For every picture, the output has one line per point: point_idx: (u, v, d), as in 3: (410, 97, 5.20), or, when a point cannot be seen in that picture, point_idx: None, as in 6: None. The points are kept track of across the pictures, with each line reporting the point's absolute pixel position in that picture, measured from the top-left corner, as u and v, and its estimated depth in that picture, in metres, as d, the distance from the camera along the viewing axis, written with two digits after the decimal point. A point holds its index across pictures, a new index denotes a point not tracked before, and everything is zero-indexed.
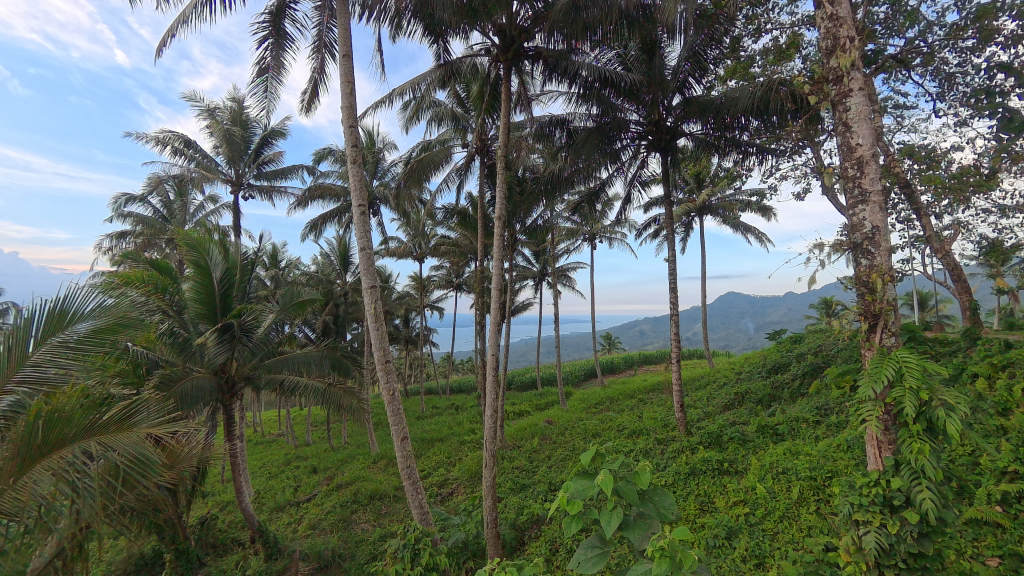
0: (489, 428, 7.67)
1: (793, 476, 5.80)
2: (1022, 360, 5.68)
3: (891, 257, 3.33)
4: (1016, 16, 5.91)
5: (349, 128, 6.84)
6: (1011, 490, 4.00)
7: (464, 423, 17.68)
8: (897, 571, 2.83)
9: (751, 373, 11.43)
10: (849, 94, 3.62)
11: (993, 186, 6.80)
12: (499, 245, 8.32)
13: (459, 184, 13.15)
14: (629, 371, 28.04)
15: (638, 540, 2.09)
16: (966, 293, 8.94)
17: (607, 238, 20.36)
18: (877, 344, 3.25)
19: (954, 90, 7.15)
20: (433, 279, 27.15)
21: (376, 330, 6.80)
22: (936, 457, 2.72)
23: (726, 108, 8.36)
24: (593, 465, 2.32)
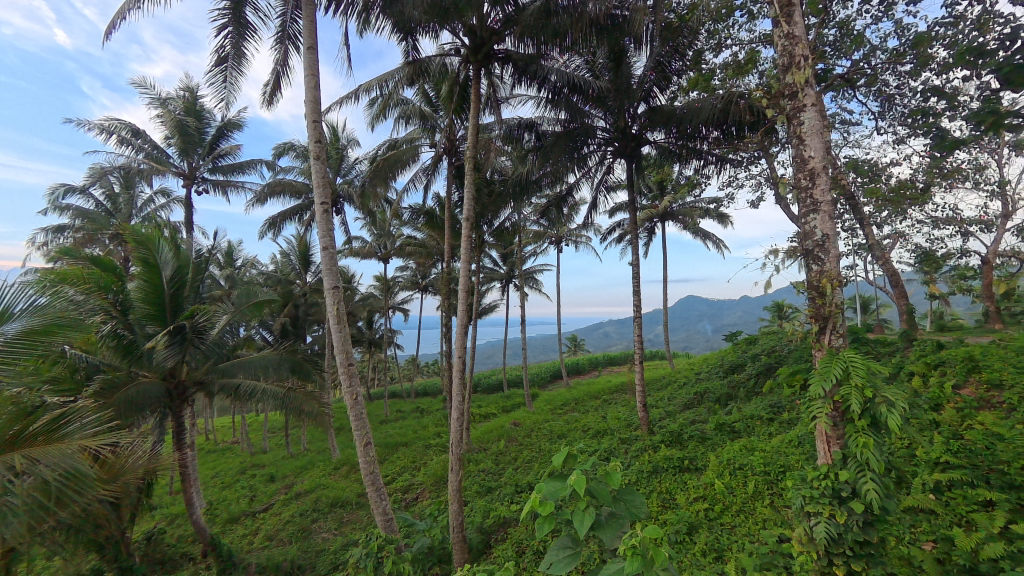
0: (455, 431, 7.57)
1: (749, 472, 6.08)
2: (952, 360, 6.20)
3: (839, 263, 3.54)
4: (948, 45, 6.47)
5: (312, 123, 6.60)
6: (943, 480, 4.34)
7: (430, 427, 17.40)
8: (845, 558, 3.00)
9: (710, 373, 11.92)
10: (803, 109, 3.82)
11: (927, 199, 7.38)
12: (466, 246, 8.22)
13: (427, 184, 12.93)
14: (594, 372, 28.65)
15: (609, 539, 2.10)
16: (903, 297, 9.66)
17: (573, 241, 20.67)
18: (826, 345, 3.46)
19: (894, 110, 7.73)
20: (398, 279, 26.70)
21: (338, 332, 6.58)
22: (881, 450, 2.90)
23: (688, 118, 8.68)
24: (564, 465, 2.33)
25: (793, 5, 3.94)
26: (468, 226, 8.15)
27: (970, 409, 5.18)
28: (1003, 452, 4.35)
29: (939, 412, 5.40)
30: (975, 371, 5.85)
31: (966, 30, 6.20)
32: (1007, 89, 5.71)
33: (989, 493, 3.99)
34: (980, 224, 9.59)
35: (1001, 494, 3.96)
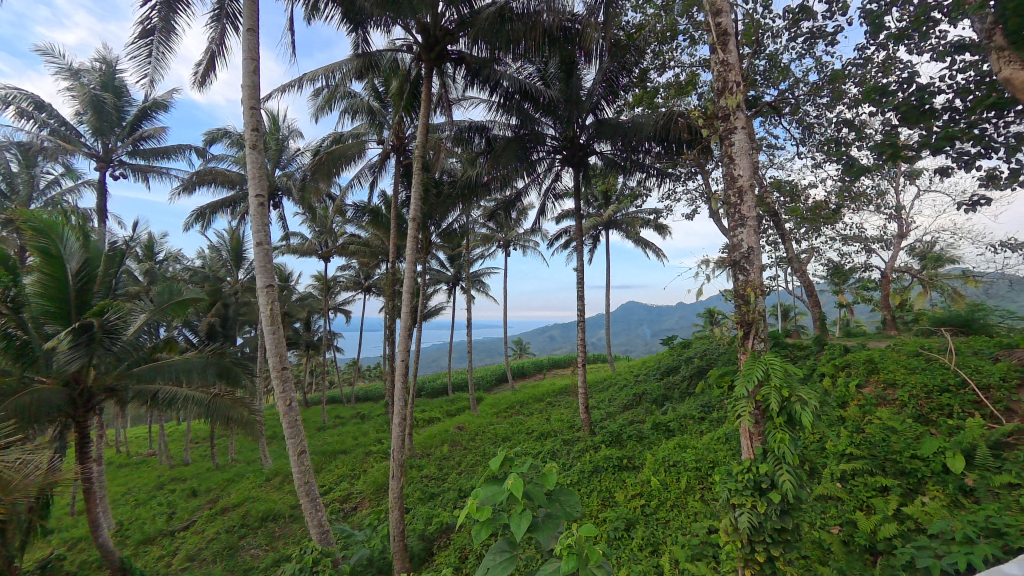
0: (398, 437, 7.34)
1: (682, 468, 6.40)
2: (855, 363, 6.94)
3: (761, 274, 3.85)
4: (858, 83, 7.29)
5: (249, 109, 6.15)
6: (848, 469, 4.83)
7: (371, 434, 16.75)
8: (765, 546, 3.22)
9: (648, 375, 12.52)
10: (734, 131, 4.13)
11: (836, 219, 8.25)
12: (412, 247, 8.03)
13: (374, 181, 12.51)
14: (539, 375, 29.09)
15: (545, 540, 2.12)
16: (816, 306, 10.67)
17: (521, 246, 20.89)
18: (750, 348, 3.74)
19: (813, 137, 8.56)
20: (339, 279, 25.57)
21: (272, 333, 6.17)
22: (795, 445, 3.19)
23: (633, 132, 9.08)
24: (502, 469, 2.33)
25: (728, 34, 4.26)
26: (414, 226, 7.95)
27: (870, 406, 5.83)
28: (895, 443, 4.95)
29: (845, 409, 6.02)
30: (874, 372, 6.59)
31: (872, 72, 7.03)
32: (904, 125, 6.53)
33: (884, 480, 4.52)
34: (880, 241, 10.86)
35: (893, 480, 4.51)
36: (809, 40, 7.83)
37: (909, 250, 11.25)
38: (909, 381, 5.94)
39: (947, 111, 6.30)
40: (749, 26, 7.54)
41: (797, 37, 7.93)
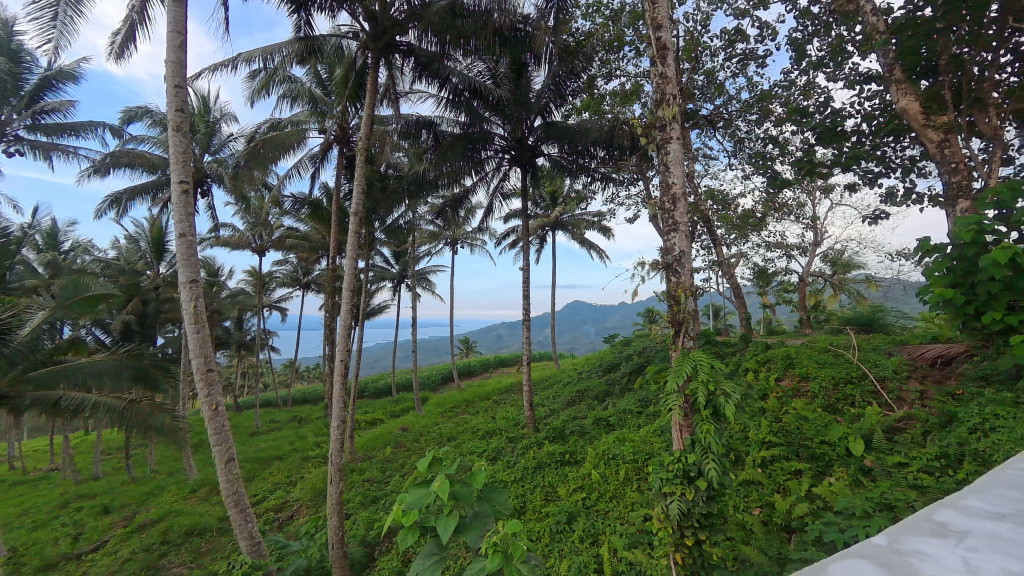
0: (337, 440, 7.04)
1: (620, 460, 6.65)
2: (774, 359, 7.58)
3: (691, 276, 4.11)
4: (782, 103, 7.98)
5: (173, 88, 5.61)
6: (767, 456, 5.26)
7: (309, 438, 15.93)
8: (693, 531, 3.43)
9: (590, 373, 12.93)
10: (669, 140, 4.38)
11: (761, 227, 8.97)
12: (354, 242, 7.69)
13: (315, 172, 11.89)
14: (485, 374, 29.14)
15: (473, 540, 2.09)
16: (743, 306, 11.54)
17: (469, 244, 20.76)
18: (681, 346, 3.97)
19: (743, 150, 9.25)
20: (276, 275, 24.10)
21: (194, 332, 5.66)
22: (719, 435, 3.42)
23: (579, 137, 9.31)
24: (430, 470, 2.29)
25: (667, 49, 4.49)
26: (356, 221, 7.63)
27: (786, 398, 6.40)
28: (808, 431, 5.45)
29: (766, 400, 6.55)
30: (790, 366, 7.23)
31: (794, 94, 7.72)
32: (820, 144, 7.24)
33: (798, 464, 4.98)
34: (798, 247, 11.93)
35: (805, 464, 4.98)
36: (742, 60, 8.44)
37: (822, 256, 12.46)
38: (819, 375, 6.58)
39: (856, 134, 7.07)
40: (689, 43, 8.01)
41: (732, 57, 8.53)
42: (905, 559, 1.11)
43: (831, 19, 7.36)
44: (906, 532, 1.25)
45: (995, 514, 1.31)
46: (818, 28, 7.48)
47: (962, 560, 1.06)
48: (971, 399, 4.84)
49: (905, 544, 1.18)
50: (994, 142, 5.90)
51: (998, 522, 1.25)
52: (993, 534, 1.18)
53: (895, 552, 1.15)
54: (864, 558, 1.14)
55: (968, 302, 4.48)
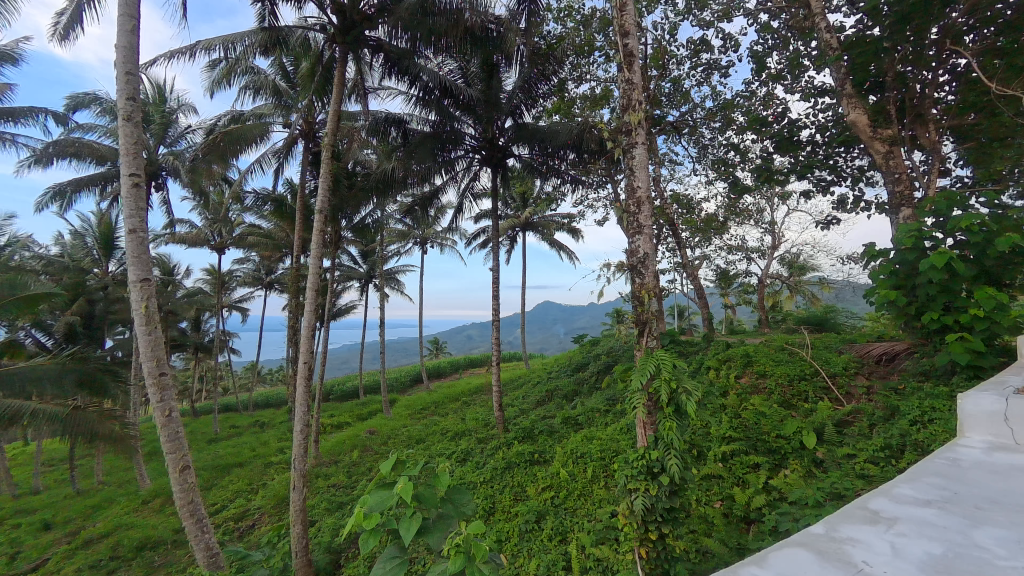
0: (301, 445, 6.82)
1: (588, 458, 6.74)
2: (733, 357, 7.88)
3: (654, 278, 4.22)
4: (743, 112, 8.32)
5: (124, 75, 5.27)
6: (727, 451, 5.47)
7: (272, 444, 15.34)
8: (657, 526, 3.52)
9: (559, 372, 13.07)
10: (635, 145, 4.49)
11: (723, 230, 9.32)
12: (319, 241, 7.47)
13: (278, 168, 11.48)
14: (455, 375, 28.94)
15: (436, 543, 2.06)
16: (706, 307, 11.95)
17: (439, 244, 20.56)
18: (645, 346, 4.07)
19: (706, 156, 9.58)
20: (236, 274, 23.11)
21: (146, 334, 5.35)
22: (681, 431, 3.52)
23: (549, 139, 9.39)
24: (393, 472, 2.24)
25: (633, 56, 4.59)
26: (321, 219, 7.42)
27: (745, 395, 6.67)
28: (765, 425, 5.70)
29: (726, 397, 6.81)
30: (749, 364, 7.54)
31: (755, 104, 8.06)
32: (777, 153, 7.60)
33: (756, 458, 5.20)
34: (757, 251, 12.46)
35: (762, 457, 5.21)
36: (706, 70, 8.75)
37: (780, 259, 13.05)
38: (775, 372, 6.89)
39: (811, 143, 7.45)
40: (657, 51, 8.23)
41: (697, 66, 8.81)
42: (840, 545, 1.16)
43: (788, 34, 7.73)
44: (842, 519, 1.32)
45: (922, 500, 1.40)
46: (777, 43, 7.85)
47: (890, 545, 1.14)
48: (911, 393, 5.19)
49: (840, 530, 1.24)
50: (932, 155, 6.36)
51: (924, 508, 1.34)
52: (919, 520, 1.27)
53: (831, 539, 1.20)
54: (804, 545, 1.18)
55: (909, 303, 4.80)
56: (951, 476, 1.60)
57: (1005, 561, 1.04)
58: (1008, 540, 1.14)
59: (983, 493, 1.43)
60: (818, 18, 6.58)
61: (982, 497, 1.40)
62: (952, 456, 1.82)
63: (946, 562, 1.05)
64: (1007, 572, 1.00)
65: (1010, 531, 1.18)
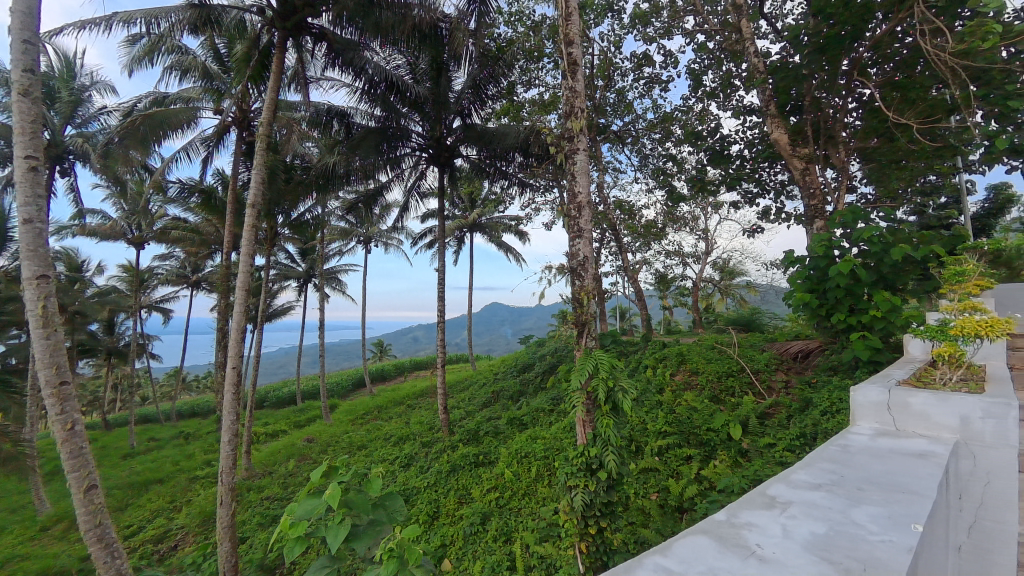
0: (228, 456, 6.34)
1: (532, 457, 6.80)
2: (668, 356, 8.31)
3: (593, 280, 4.36)
4: (681, 125, 8.83)
5: (20, 44, 4.64)
6: (663, 445, 5.75)
7: (197, 456, 14.14)
8: (595, 519, 3.64)
9: (506, 373, 13.15)
10: (577, 151, 4.62)
11: (661, 236, 9.83)
12: (252, 237, 7.00)
13: (207, 157, 10.64)
14: (400, 378, 28.24)
15: (365, 549, 1.97)
16: (645, 308, 12.53)
17: (384, 243, 19.99)
18: (584, 346, 4.19)
19: (647, 165, 10.07)
20: (156, 271, 21.09)
21: (43, 338, 4.73)
22: (618, 428, 3.65)
23: (497, 141, 9.42)
24: (322, 480, 2.10)
25: (577, 65, 4.71)
26: (254, 214, 6.96)
27: (679, 391, 7.05)
28: (697, 420, 6.05)
29: (663, 394, 7.16)
30: (683, 362, 7.98)
31: (692, 119, 8.58)
32: (710, 165, 8.14)
33: (689, 450, 5.52)
34: (692, 256, 13.25)
35: (694, 450, 5.54)
36: (648, 83, 9.19)
37: (712, 264, 13.96)
38: (706, 369, 7.35)
39: (739, 157, 8.05)
40: (603, 62, 8.53)
41: (640, 79, 9.24)
42: (738, 530, 1.24)
43: (721, 55, 8.30)
44: (743, 505, 1.42)
45: (814, 484, 1.55)
46: (711, 62, 8.42)
47: (781, 528, 1.24)
48: (821, 387, 5.75)
49: (740, 516, 1.33)
50: (841, 173, 7.09)
51: (815, 492, 1.48)
52: (809, 503, 1.40)
53: (730, 525, 1.28)
54: (707, 532, 1.25)
55: (819, 306, 5.32)
56: (840, 461, 1.79)
57: (874, 536, 1.17)
58: (879, 516, 1.28)
59: (863, 475, 1.61)
60: (749, 42, 7.11)
61: (863, 479, 1.58)
62: (844, 443, 2.04)
63: (826, 539, 1.16)
64: (876, 546, 1.12)
65: (881, 507, 1.34)
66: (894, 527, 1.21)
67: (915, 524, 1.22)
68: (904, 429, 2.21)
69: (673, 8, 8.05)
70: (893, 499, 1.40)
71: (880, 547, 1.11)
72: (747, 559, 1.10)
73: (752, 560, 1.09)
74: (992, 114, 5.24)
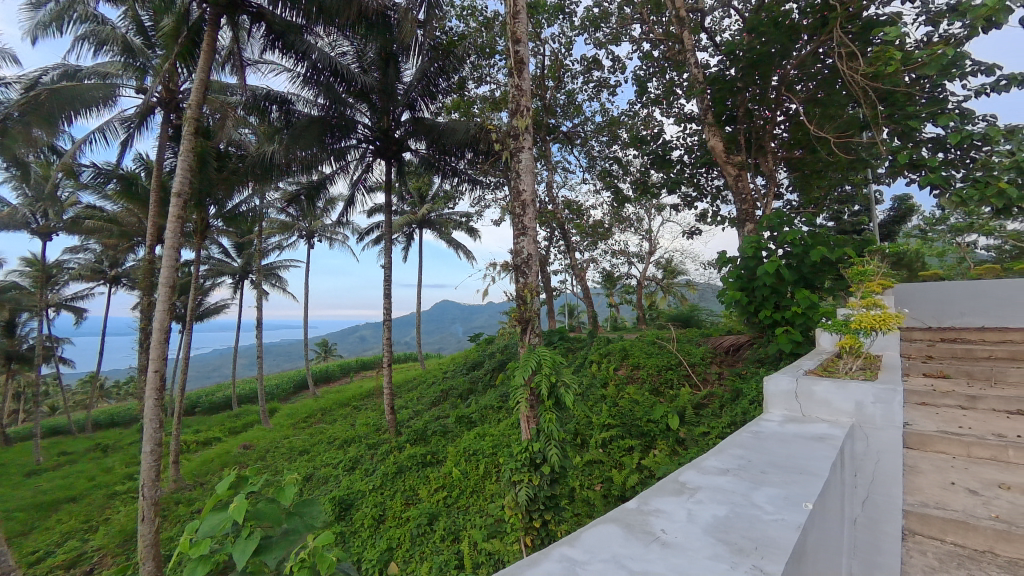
0: (148, 468, 5.82)
1: (479, 454, 6.79)
2: (612, 352, 8.61)
3: (537, 278, 4.43)
4: (627, 129, 9.16)
5: None
6: (607, 437, 5.96)
7: (115, 470, 12.88)
8: (539, 513, 3.71)
9: (455, 371, 13.07)
10: (521, 150, 4.67)
11: (607, 236, 10.17)
12: (177, 228, 6.43)
13: (127, 139, 9.71)
14: (346, 378, 27.26)
15: (275, 563, 1.74)
16: (592, 306, 12.91)
17: (328, 238, 19.19)
18: (527, 343, 4.22)
19: (595, 166, 10.37)
20: (66, 265, 18.95)
21: None
22: (560, 423, 3.73)
23: (446, 136, 9.29)
24: (230, 492, 1.87)
25: (524, 63, 4.74)
26: (180, 204, 6.41)
27: (622, 385, 7.33)
28: (639, 412, 6.31)
29: (607, 388, 7.41)
30: (626, 357, 8.30)
31: (637, 123, 8.93)
32: (654, 168, 8.52)
33: (631, 441, 5.76)
34: (636, 255, 13.80)
35: (636, 440, 5.78)
36: (597, 86, 9.46)
37: (656, 264, 14.63)
38: (647, 364, 7.67)
39: (680, 162, 8.47)
40: (553, 63, 8.67)
41: (589, 82, 9.48)
42: (645, 517, 1.30)
43: (665, 64, 8.70)
44: (655, 492, 1.49)
45: (722, 469, 1.67)
46: (656, 70, 8.81)
47: (687, 512, 1.32)
48: (750, 378, 6.21)
49: (650, 503, 1.40)
50: (769, 179, 7.65)
51: (723, 477, 1.59)
52: (715, 487, 1.50)
53: (640, 512, 1.34)
54: (616, 520, 1.29)
55: (747, 303, 5.74)
56: (750, 447, 1.93)
57: (769, 516, 1.27)
58: (777, 497, 1.40)
59: (767, 460, 1.75)
60: (690, 53, 7.48)
61: (766, 462, 1.72)
62: (756, 429, 2.21)
63: (725, 521, 1.24)
64: (769, 525, 1.21)
65: (779, 489, 1.46)
66: (788, 506, 1.32)
67: (806, 503, 1.33)
68: (809, 415, 2.39)
69: (620, 16, 8.33)
70: (790, 481, 1.53)
71: (772, 526, 1.20)
72: (649, 545, 1.15)
73: (654, 545, 1.14)
74: (895, 132, 5.87)
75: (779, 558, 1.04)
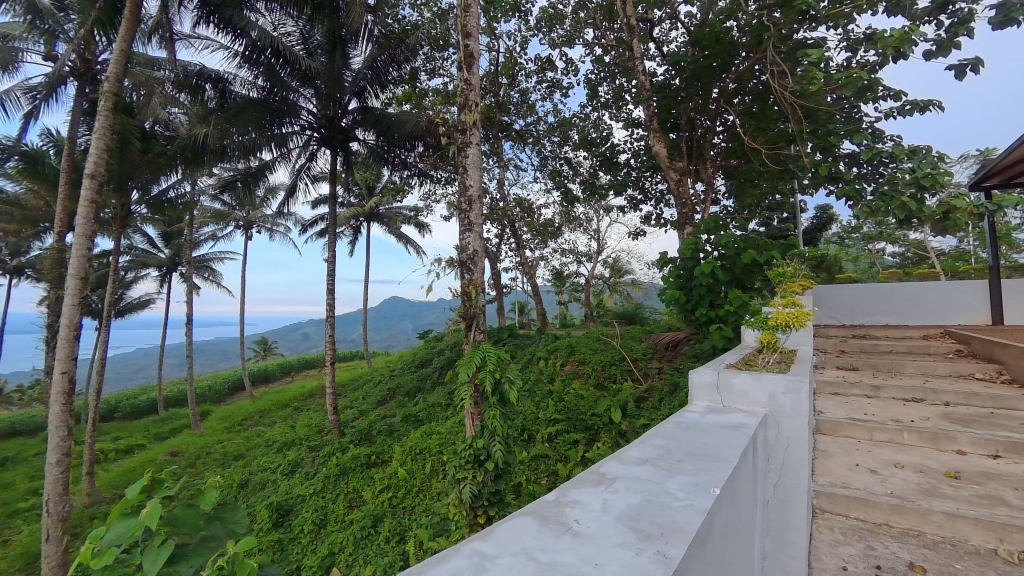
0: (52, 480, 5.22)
1: (426, 452, 6.70)
2: (559, 349, 8.79)
3: (482, 274, 4.44)
4: (577, 130, 9.37)
5: None
6: (552, 431, 6.08)
7: (14, 486, 11.45)
8: (483, 509, 3.74)
9: (403, 369, 12.81)
10: (469, 145, 4.65)
11: (557, 235, 10.36)
12: (91, 212, 5.80)
13: (30, 112, 8.63)
14: (288, 378, 25.91)
15: (191, 571, 1.62)
16: (542, 303, 13.10)
17: (268, 229, 18.10)
18: (472, 339, 4.20)
19: (545, 166, 10.52)
20: None
21: None
22: (504, 419, 3.76)
23: (396, 127, 9.05)
24: (140, 497, 1.72)
25: (473, 57, 4.71)
26: (94, 187, 5.80)
27: (569, 381, 7.51)
28: (583, 406, 6.49)
29: (554, 383, 7.56)
30: (572, 353, 8.51)
31: (587, 126, 9.17)
32: (602, 170, 8.77)
33: (576, 435, 5.92)
34: (585, 254, 14.16)
35: (580, 434, 5.95)
36: (549, 87, 9.60)
37: (604, 262, 15.09)
38: (593, 360, 7.91)
39: (626, 165, 8.80)
40: (507, 61, 8.69)
41: (542, 82, 9.60)
42: (561, 509, 1.34)
43: (615, 70, 8.99)
44: (576, 483, 1.54)
45: (642, 460, 1.75)
46: (605, 75, 9.08)
47: (602, 502, 1.38)
48: (686, 372, 6.58)
49: (568, 495, 1.44)
50: (707, 185, 8.12)
51: (641, 466, 1.67)
52: (633, 477, 1.58)
53: (557, 504, 1.38)
54: (532, 513, 1.32)
55: (684, 301, 6.07)
56: (672, 437, 2.04)
57: (679, 502, 1.35)
58: (688, 484, 1.49)
59: (685, 449, 1.87)
60: (638, 61, 7.75)
61: (683, 452, 1.83)
62: (679, 420, 2.34)
63: (638, 509, 1.31)
64: (676, 511, 1.29)
65: (692, 476, 1.56)
66: (698, 493, 1.41)
67: (712, 488, 1.43)
68: (729, 405, 2.49)
69: (574, 19, 8.49)
70: (702, 468, 1.64)
71: (679, 512, 1.28)
72: (562, 536, 1.18)
73: (565, 536, 1.18)
74: (817, 146, 6.42)
75: (681, 541, 1.10)
